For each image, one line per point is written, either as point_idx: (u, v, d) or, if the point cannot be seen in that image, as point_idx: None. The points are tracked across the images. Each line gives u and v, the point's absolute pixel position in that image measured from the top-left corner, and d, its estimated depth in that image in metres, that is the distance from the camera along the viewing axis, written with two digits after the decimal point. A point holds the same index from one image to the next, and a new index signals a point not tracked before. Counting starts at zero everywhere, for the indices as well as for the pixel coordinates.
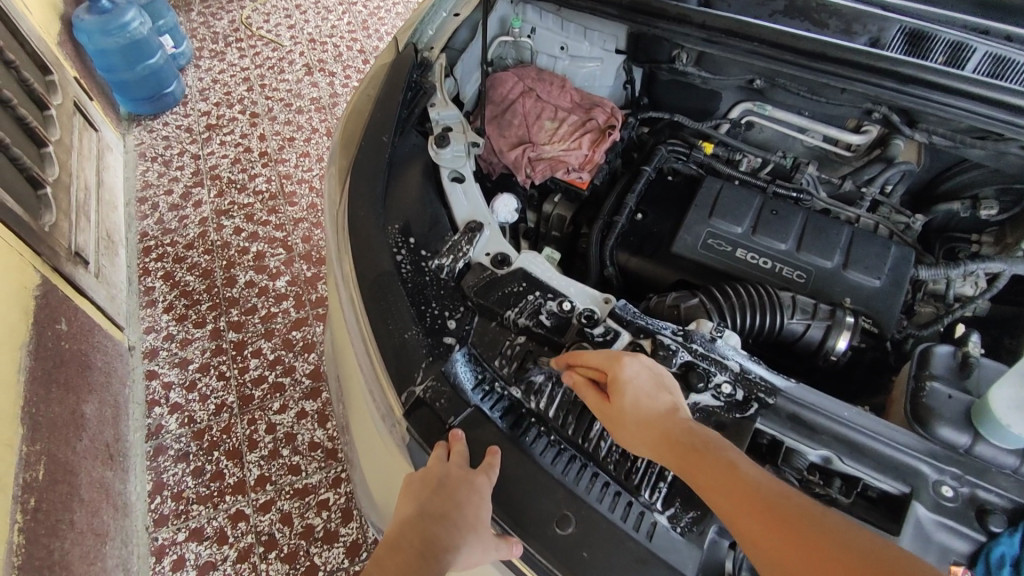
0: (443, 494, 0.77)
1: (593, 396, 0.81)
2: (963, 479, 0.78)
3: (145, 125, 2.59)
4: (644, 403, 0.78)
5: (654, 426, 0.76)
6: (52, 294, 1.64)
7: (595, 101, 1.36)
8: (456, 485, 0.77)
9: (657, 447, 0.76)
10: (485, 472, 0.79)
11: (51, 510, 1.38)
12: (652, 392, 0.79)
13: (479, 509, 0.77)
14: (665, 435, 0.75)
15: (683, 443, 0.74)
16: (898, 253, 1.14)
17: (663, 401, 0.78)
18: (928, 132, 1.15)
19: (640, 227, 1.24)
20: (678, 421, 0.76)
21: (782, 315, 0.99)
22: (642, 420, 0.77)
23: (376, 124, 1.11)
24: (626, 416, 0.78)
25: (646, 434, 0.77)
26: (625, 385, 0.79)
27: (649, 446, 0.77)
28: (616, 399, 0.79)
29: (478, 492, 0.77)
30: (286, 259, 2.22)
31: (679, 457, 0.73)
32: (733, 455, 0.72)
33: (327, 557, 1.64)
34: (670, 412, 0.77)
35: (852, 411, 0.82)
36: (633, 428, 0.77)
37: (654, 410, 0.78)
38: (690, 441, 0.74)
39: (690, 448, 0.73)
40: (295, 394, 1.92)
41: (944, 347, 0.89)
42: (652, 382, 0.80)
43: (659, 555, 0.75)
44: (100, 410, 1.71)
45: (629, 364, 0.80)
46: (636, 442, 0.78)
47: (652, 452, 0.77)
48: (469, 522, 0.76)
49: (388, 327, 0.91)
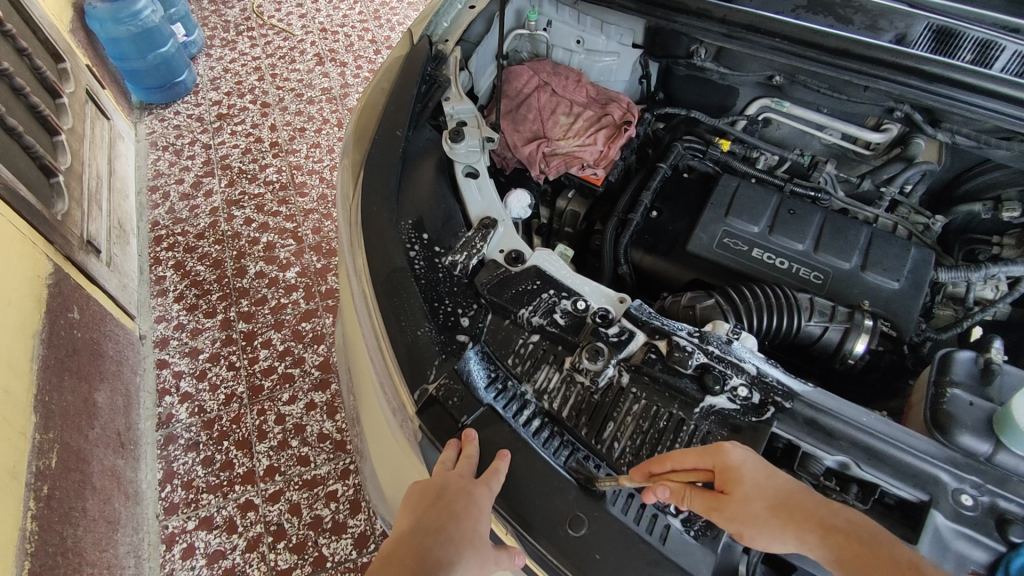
0: (442, 507, 0.76)
1: (701, 499, 0.73)
2: (983, 488, 0.76)
3: (156, 114, 2.59)
4: (768, 489, 0.72)
5: (792, 510, 0.71)
6: (65, 283, 1.64)
7: (611, 97, 1.35)
8: (455, 497, 0.76)
9: (810, 541, 0.70)
10: (487, 485, 0.77)
11: (64, 497, 1.39)
12: (769, 471, 0.73)
13: (476, 523, 0.75)
14: (813, 525, 0.70)
15: (841, 536, 0.68)
16: (918, 255, 1.12)
17: (784, 481, 0.74)
18: (951, 132, 1.13)
19: (655, 226, 1.22)
20: (813, 504, 0.71)
21: (800, 317, 0.97)
22: (777, 509, 0.71)
23: (390, 119, 1.10)
24: (751, 508, 0.71)
25: (786, 524, 0.71)
26: (738, 473, 0.72)
27: (797, 534, 0.70)
28: (734, 491, 0.72)
29: (477, 505, 0.76)
30: (296, 250, 2.22)
31: (845, 550, 0.68)
32: (904, 551, 0.66)
33: (335, 548, 1.65)
34: (799, 494, 0.73)
35: (872, 417, 0.81)
36: (768, 521, 0.71)
37: (780, 492, 0.72)
38: (847, 534, 0.69)
39: (856, 545, 0.67)
40: (304, 385, 1.92)
41: (966, 353, 0.88)
42: (763, 464, 0.74)
43: (671, 558, 0.75)
44: (111, 398, 1.72)
45: (731, 449, 0.74)
46: (779, 536, 0.71)
47: (801, 542, 0.70)
48: (466, 536, 0.75)
49: (401, 324, 0.91)
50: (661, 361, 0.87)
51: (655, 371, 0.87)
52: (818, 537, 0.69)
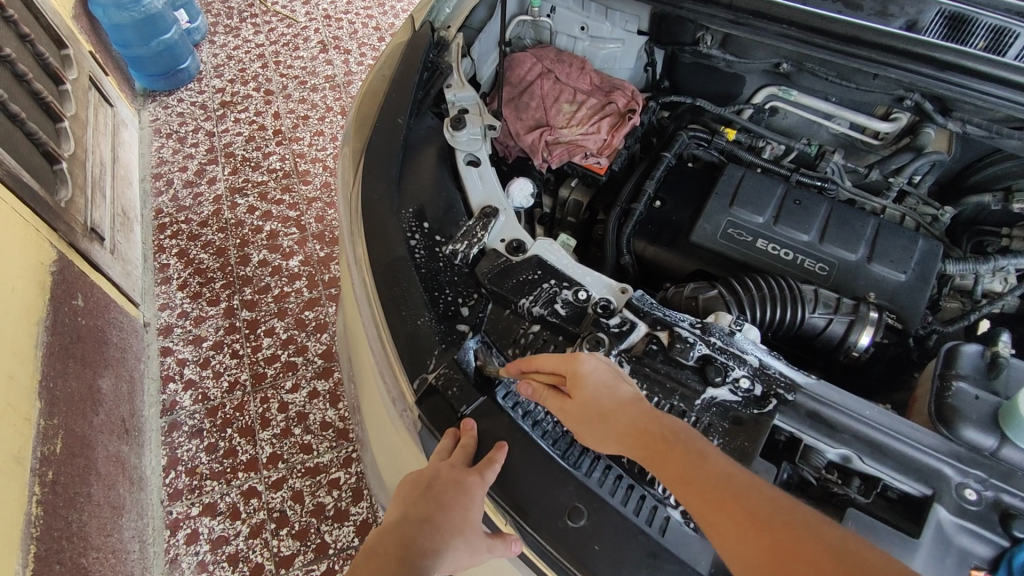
0: (432, 496, 0.76)
1: (553, 399, 0.79)
2: (987, 482, 0.75)
3: (160, 102, 2.58)
4: (605, 392, 0.77)
5: (623, 414, 0.75)
6: (69, 271, 1.65)
7: (616, 84, 1.33)
8: (446, 484, 0.76)
9: (625, 440, 0.74)
10: (480, 473, 0.77)
11: (69, 482, 1.40)
12: (613, 382, 0.78)
13: (467, 511, 0.75)
14: (632, 425, 0.74)
15: (653, 433, 0.73)
16: (925, 247, 1.11)
17: (625, 390, 0.78)
18: (962, 120, 1.11)
19: (658, 215, 1.21)
20: (642, 407, 0.76)
21: (804, 309, 0.96)
22: (605, 413, 0.76)
23: (390, 106, 1.09)
24: (587, 409, 0.76)
25: (612, 425, 0.75)
26: (584, 379, 0.77)
27: (616, 437, 0.75)
28: (577, 394, 0.77)
29: (469, 493, 0.75)
30: (299, 238, 2.22)
31: (653, 447, 0.72)
32: (703, 446, 0.71)
33: (337, 536, 1.66)
34: (632, 399, 0.77)
35: (875, 410, 0.81)
36: (597, 421, 0.76)
37: (617, 400, 0.76)
38: (661, 431, 0.73)
39: (667, 441, 0.72)
40: (307, 373, 1.93)
41: (972, 347, 0.87)
42: (610, 374, 0.79)
43: (670, 550, 0.75)
44: (115, 385, 1.73)
45: (586, 359, 0.79)
46: (602, 435, 0.76)
47: (617, 441, 0.75)
48: (455, 523, 0.74)
49: (402, 314, 0.90)
50: (663, 352, 0.86)
51: (657, 362, 0.86)
52: (631, 437, 0.74)
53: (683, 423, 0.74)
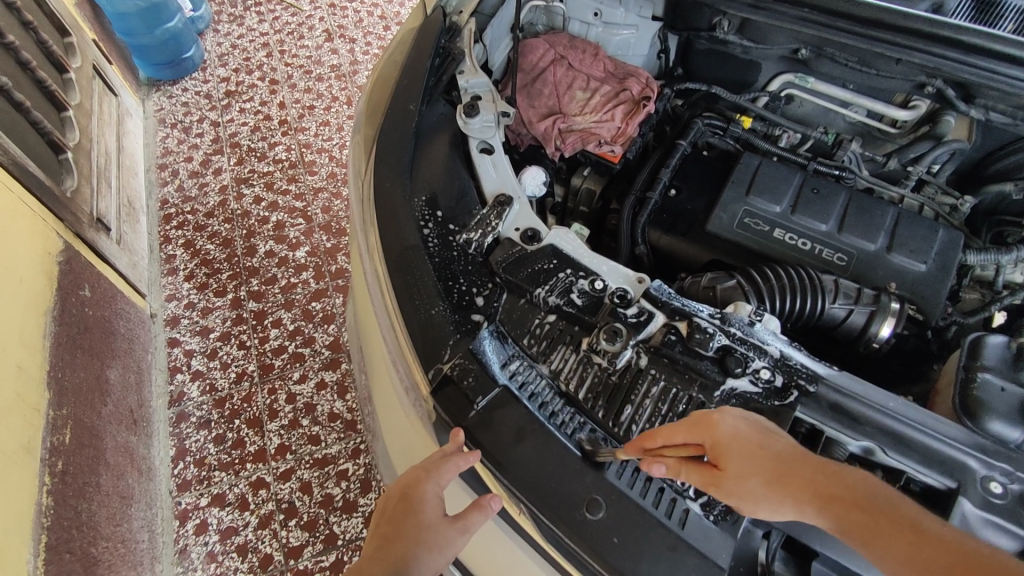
0: (385, 521, 0.74)
1: (696, 474, 0.70)
2: (1014, 475, 0.73)
3: (164, 91, 2.57)
4: (763, 458, 0.67)
5: (796, 479, 0.66)
6: (76, 261, 1.64)
7: (629, 71, 1.30)
8: (396, 504, 0.75)
9: (809, 512, 0.65)
10: (427, 471, 0.76)
11: (78, 473, 1.40)
12: (762, 438, 0.69)
13: (420, 518, 0.74)
14: (814, 492, 0.65)
15: (848, 502, 0.63)
16: (946, 237, 1.08)
17: (783, 445, 0.69)
18: (985, 108, 1.09)
19: (673, 204, 1.19)
20: (816, 465, 0.67)
21: (824, 300, 0.95)
22: (771, 480, 0.67)
23: (403, 92, 1.07)
24: (747, 482, 0.67)
25: (785, 495, 0.66)
26: (731, 448, 0.68)
27: (795, 505, 0.66)
28: (728, 466, 0.68)
29: (418, 500, 0.74)
30: (306, 229, 2.20)
31: (856, 519, 0.62)
32: (910, 511, 0.62)
33: (346, 526, 1.66)
34: (799, 458, 0.67)
35: (898, 402, 0.79)
36: (764, 495, 0.67)
37: (776, 462, 0.67)
38: (853, 498, 0.63)
39: (869, 511, 0.62)
40: (315, 364, 1.92)
41: (997, 338, 0.85)
42: (756, 432, 0.70)
43: (690, 543, 0.74)
44: (123, 375, 1.73)
45: (723, 421, 0.70)
46: (776, 507, 0.67)
47: (801, 511, 0.66)
48: (413, 532, 0.73)
49: (415, 303, 0.89)
50: (681, 343, 0.85)
51: (675, 353, 0.84)
52: (819, 508, 0.65)
53: (876, 481, 0.65)
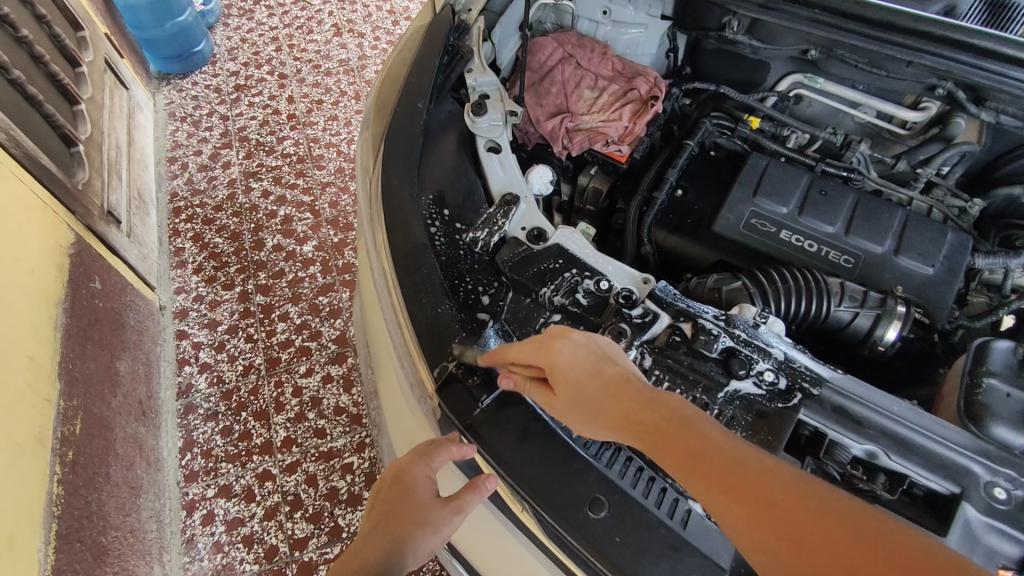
0: (384, 502, 0.80)
1: (538, 391, 0.77)
2: (1019, 481, 0.73)
3: (174, 85, 2.58)
4: (588, 383, 0.73)
5: (612, 402, 0.71)
6: (87, 253, 1.66)
7: (638, 70, 1.30)
8: (391, 487, 0.81)
9: (618, 431, 0.71)
10: (419, 454, 0.80)
11: (88, 463, 1.42)
12: (593, 367, 0.74)
13: (414, 497, 0.79)
14: (626, 415, 0.69)
15: (648, 422, 0.68)
16: (955, 240, 1.08)
17: (611, 372, 0.73)
18: (994, 111, 1.08)
19: (680, 205, 1.19)
20: (633, 392, 0.71)
21: (829, 302, 0.94)
22: (592, 404, 0.72)
23: (412, 90, 1.08)
24: (573, 406, 0.73)
25: (603, 418, 0.71)
26: (562, 373, 0.74)
27: (608, 425, 0.71)
28: (560, 390, 0.74)
29: (411, 482, 0.79)
30: (313, 224, 2.21)
31: (653, 436, 0.66)
32: (701, 427, 0.65)
33: (351, 519, 1.68)
34: (622, 384, 0.72)
35: (902, 406, 0.79)
36: (586, 418, 0.73)
37: (600, 386, 0.72)
38: (655, 418, 0.67)
39: (664, 429, 0.66)
40: (321, 358, 1.94)
41: (1003, 343, 0.84)
42: (590, 360, 0.75)
43: (693, 543, 0.75)
44: (133, 367, 1.75)
45: (562, 349, 0.75)
46: (597, 429, 0.72)
47: (617, 432, 0.71)
48: (409, 513, 0.78)
49: (421, 301, 0.90)
50: (686, 344, 0.85)
51: (679, 354, 0.85)
52: (628, 428, 0.69)
53: (684, 402, 0.69)
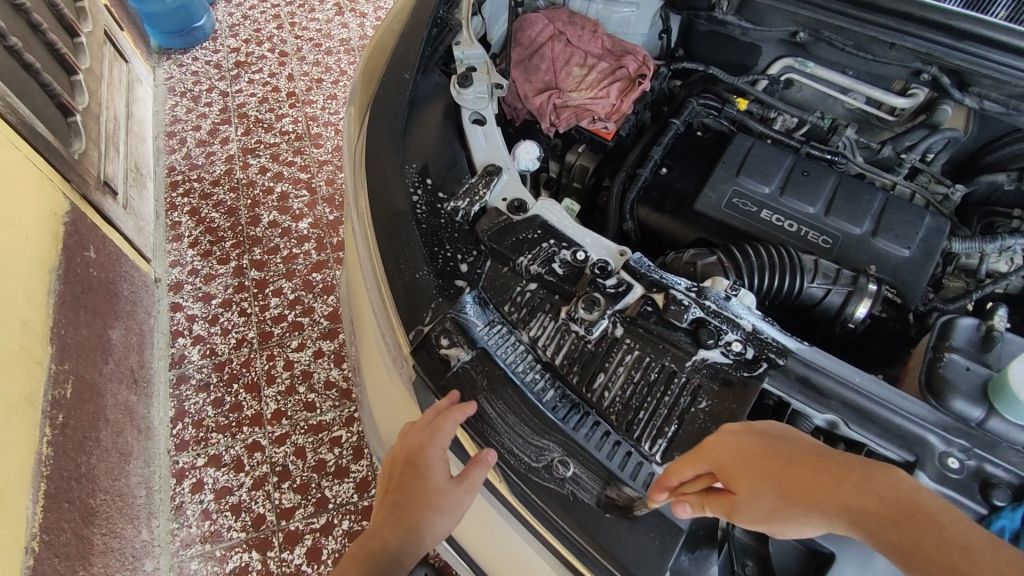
0: (396, 487, 0.76)
1: (716, 501, 0.66)
2: (971, 451, 0.74)
3: (174, 60, 2.59)
4: (770, 471, 0.63)
5: (814, 498, 0.60)
6: (82, 223, 1.68)
7: (627, 48, 1.30)
8: (402, 470, 0.76)
9: (843, 528, 0.59)
10: (430, 434, 0.77)
11: (78, 427, 1.45)
12: (765, 450, 0.65)
13: (428, 483, 0.75)
14: (844, 509, 0.59)
15: (881, 515, 0.57)
16: (932, 223, 1.09)
17: (791, 451, 0.64)
18: (979, 96, 1.08)
19: (663, 182, 1.20)
20: (837, 473, 0.61)
21: (802, 279, 0.96)
22: (789, 495, 0.62)
23: (399, 61, 1.09)
24: (764, 501, 0.63)
25: (811, 513, 0.61)
26: (738, 470, 0.64)
27: (825, 520, 0.60)
28: (739, 487, 0.64)
29: (425, 465, 0.76)
30: (309, 201, 2.23)
31: (896, 535, 0.56)
32: (956, 526, 0.54)
33: (337, 491, 1.70)
34: (814, 466, 0.62)
35: (866, 377, 0.80)
36: (788, 514, 0.62)
37: (793, 467, 0.63)
38: (885, 510, 0.57)
39: (904, 526, 0.56)
40: (313, 334, 1.96)
41: (968, 320, 0.85)
42: (761, 446, 0.65)
43: (652, 504, 0.76)
44: (125, 336, 1.77)
45: (720, 442, 0.67)
46: (805, 526, 0.62)
47: (836, 524, 0.60)
48: (424, 498, 0.74)
49: (400, 266, 0.92)
50: (657, 314, 0.87)
51: (650, 323, 0.86)
52: (851, 523, 0.59)
53: (915, 486, 0.58)
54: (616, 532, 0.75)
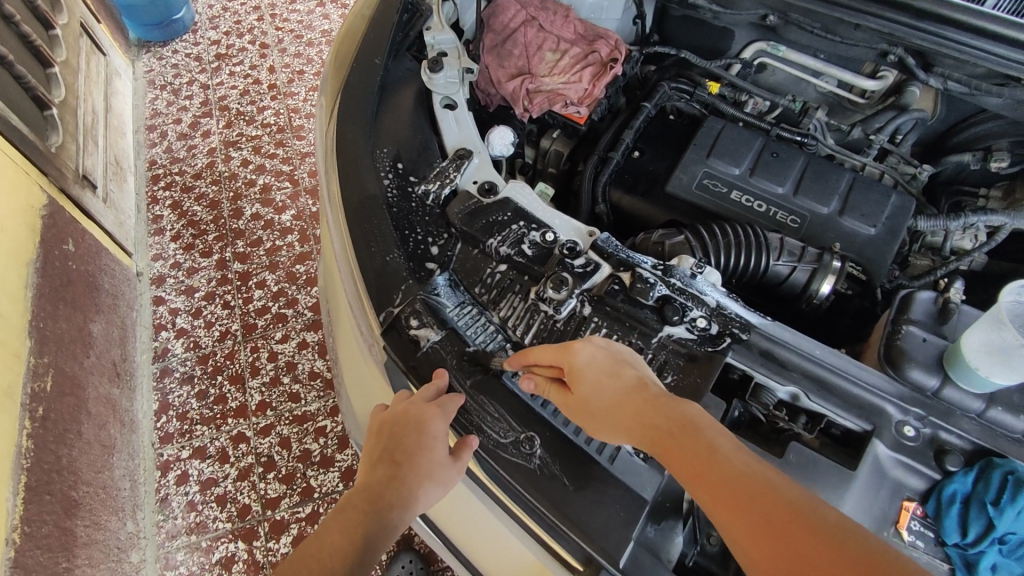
0: (398, 448, 0.78)
1: (556, 393, 0.78)
2: (926, 420, 0.77)
3: (154, 53, 2.58)
4: (606, 381, 0.74)
5: (628, 408, 0.72)
6: (60, 216, 1.67)
7: (599, 32, 1.31)
8: (406, 434, 0.78)
9: (632, 433, 0.72)
10: (437, 410, 0.79)
11: (60, 420, 1.44)
12: (611, 370, 0.75)
13: (431, 453, 0.78)
14: (641, 420, 0.71)
15: (662, 425, 0.70)
16: (898, 202, 1.11)
17: (630, 375, 0.75)
18: (943, 77, 1.10)
19: (635, 165, 1.22)
20: (649, 395, 0.73)
21: (768, 257, 0.97)
22: (611, 402, 0.73)
23: (370, 47, 1.10)
24: (594, 402, 0.74)
25: (621, 421, 0.73)
26: (582, 373, 0.75)
27: (627, 427, 0.72)
28: (577, 388, 0.75)
29: (431, 436, 0.78)
30: (292, 193, 2.22)
31: (663, 438, 0.69)
32: (715, 439, 0.67)
33: (322, 480, 1.70)
34: (636, 385, 0.74)
35: (827, 351, 0.82)
36: (605, 416, 0.74)
37: (621, 386, 0.74)
38: (668, 423, 0.69)
39: (675, 435, 0.68)
40: (297, 325, 1.96)
41: (926, 293, 0.87)
42: (610, 362, 0.76)
43: (618, 477, 0.77)
44: (107, 330, 1.77)
45: (580, 351, 0.77)
46: (611, 430, 0.74)
47: (632, 431, 0.72)
48: (424, 468, 0.77)
49: (371, 250, 0.92)
50: (624, 293, 0.88)
51: (617, 302, 0.88)
52: (642, 431, 0.71)
53: (699, 410, 0.70)
54: (583, 508, 0.76)
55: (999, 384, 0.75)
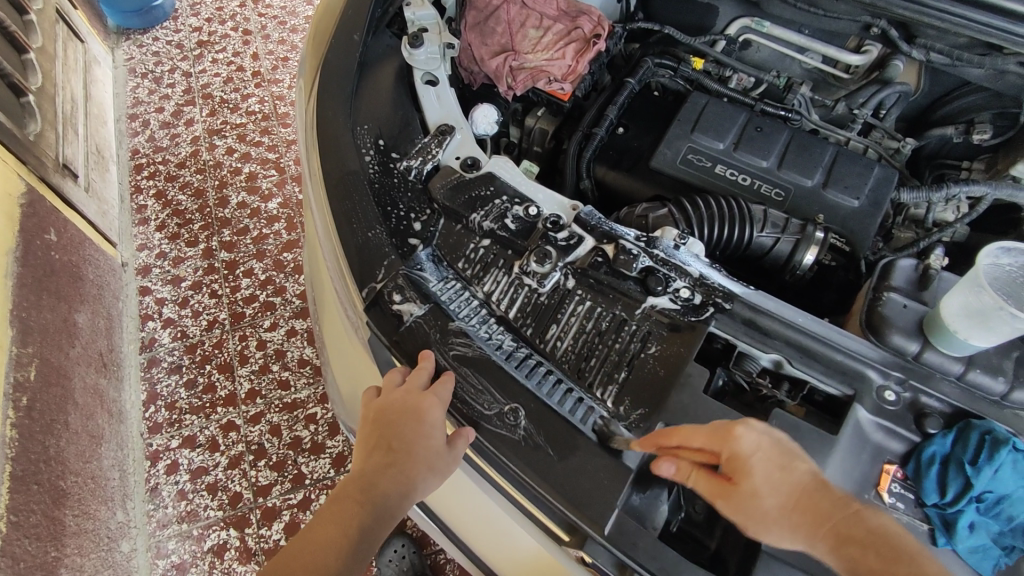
0: (395, 436, 0.79)
1: (707, 482, 0.67)
2: (907, 384, 0.77)
3: (135, 40, 2.53)
4: (777, 476, 0.65)
5: (809, 513, 0.63)
6: (40, 205, 1.64)
7: (582, 9, 1.29)
8: (403, 423, 0.79)
9: (817, 542, 0.63)
10: (432, 399, 0.79)
11: (46, 409, 1.43)
12: (783, 462, 0.66)
13: (427, 441, 0.78)
14: (833, 531, 0.62)
15: (864, 544, 0.61)
16: (881, 174, 1.11)
17: (802, 469, 0.66)
18: (926, 47, 1.11)
19: (619, 142, 1.22)
20: (834, 499, 0.64)
21: (751, 228, 0.98)
22: (786, 505, 0.64)
23: (348, 23, 1.09)
24: (762, 500, 0.64)
25: (799, 526, 0.63)
26: (749, 464, 0.65)
27: (808, 536, 0.63)
28: (743, 481, 0.65)
29: (427, 425, 0.78)
30: (278, 180, 2.20)
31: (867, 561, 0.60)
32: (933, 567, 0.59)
33: (314, 467, 1.70)
34: (815, 485, 0.65)
35: (809, 319, 0.82)
36: (777, 518, 0.64)
37: (797, 486, 0.65)
38: (873, 542, 0.61)
39: (884, 557, 0.60)
40: (285, 313, 1.94)
41: (907, 261, 0.87)
42: (778, 451, 0.66)
43: (601, 448, 0.76)
44: (92, 320, 1.75)
45: (745, 437, 0.67)
46: (787, 533, 0.64)
47: (811, 539, 0.63)
48: (422, 457, 0.78)
49: (352, 227, 0.92)
50: (607, 265, 0.88)
51: (600, 274, 0.88)
52: (831, 544, 0.62)
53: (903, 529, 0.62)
54: (565, 479, 0.75)
55: (978, 346, 0.77)
